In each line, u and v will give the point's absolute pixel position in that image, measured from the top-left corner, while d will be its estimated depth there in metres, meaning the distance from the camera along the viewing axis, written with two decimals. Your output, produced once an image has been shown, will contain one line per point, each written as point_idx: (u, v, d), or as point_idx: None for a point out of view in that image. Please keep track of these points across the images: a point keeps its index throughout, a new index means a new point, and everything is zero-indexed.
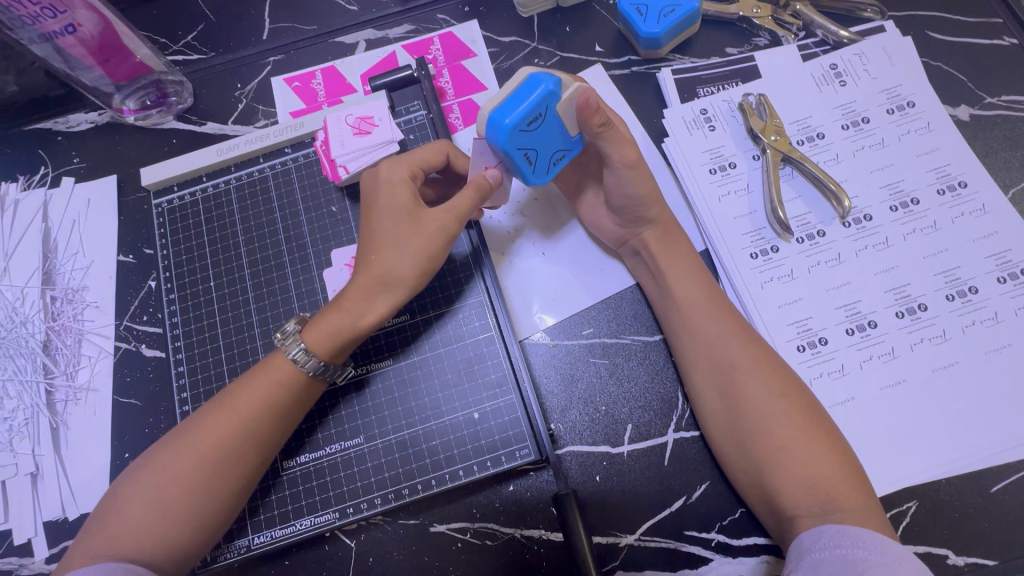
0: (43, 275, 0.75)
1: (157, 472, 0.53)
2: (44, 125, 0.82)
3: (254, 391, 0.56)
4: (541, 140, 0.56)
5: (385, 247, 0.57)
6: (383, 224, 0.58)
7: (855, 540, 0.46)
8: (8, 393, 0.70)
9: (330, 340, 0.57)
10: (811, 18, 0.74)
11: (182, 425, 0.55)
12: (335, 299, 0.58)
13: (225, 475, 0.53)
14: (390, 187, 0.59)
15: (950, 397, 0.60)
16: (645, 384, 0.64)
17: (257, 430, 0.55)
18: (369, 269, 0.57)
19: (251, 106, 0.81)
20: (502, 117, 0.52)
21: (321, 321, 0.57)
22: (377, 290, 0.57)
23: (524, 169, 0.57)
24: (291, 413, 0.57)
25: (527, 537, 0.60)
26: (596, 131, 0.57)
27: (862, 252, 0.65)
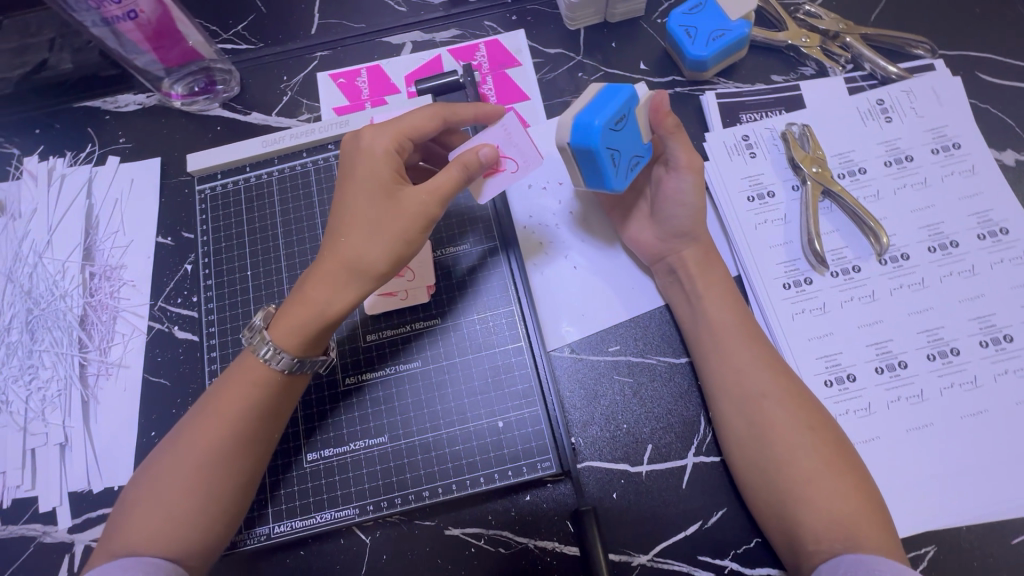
0: (83, 250, 0.77)
1: (158, 475, 0.54)
2: (93, 103, 0.84)
3: (235, 387, 0.56)
4: (623, 141, 0.59)
5: (364, 233, 0.56)
6: (365, 210, 0.57)
7: (870, 568, 0.46)
8: (43, 363, 0.72)
9: (294, 334, 0.56)
10: (860, 51, 0.74)
11: (176, 429, 0.56)
12: (302, 289, 0.58)
13: (220, 469, 0.54)
14: (374, 171, 0.58)
15: (976, 445, 0.59)
16: (667, 405, 0.64)
17: (247, 425, 0.55)
18: (342, 254, 0.57)
19: (296, 99, 0.83)
20: (592, 120, 0.55)
21: (287, 314, 0.57)
22: (351, 276, 0.56)
23: (610, 172, 0.59)
24: (277, 405, 0.58)
25: (540, 548, 0.60)
26: (670, 132, 0.62)
27: (897, 290, 0.65)
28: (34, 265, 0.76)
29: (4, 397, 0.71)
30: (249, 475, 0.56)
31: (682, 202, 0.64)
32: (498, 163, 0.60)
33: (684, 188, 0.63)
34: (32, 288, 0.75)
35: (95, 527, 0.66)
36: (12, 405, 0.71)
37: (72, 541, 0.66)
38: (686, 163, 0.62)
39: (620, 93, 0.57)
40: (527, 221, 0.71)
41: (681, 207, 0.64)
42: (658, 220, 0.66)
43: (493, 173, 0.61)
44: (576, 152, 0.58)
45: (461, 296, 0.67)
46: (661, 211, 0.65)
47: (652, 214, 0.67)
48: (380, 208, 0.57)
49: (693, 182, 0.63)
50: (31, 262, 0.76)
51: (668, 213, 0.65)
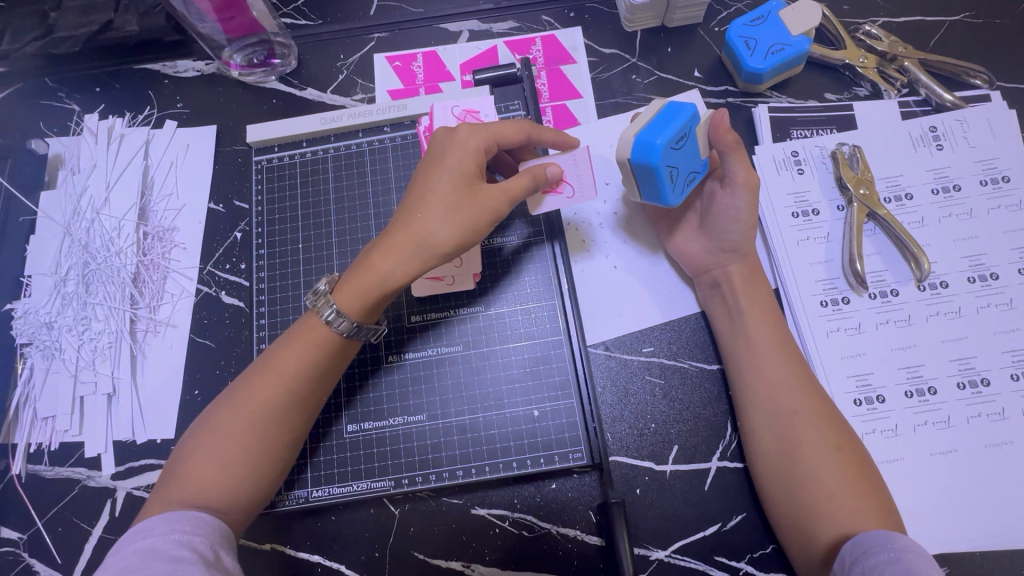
0: (138, 210, 0.79)
1: (217, 430, 0.56)
2: (154, 67, 0.86)
3: (295, 352, 0.58)
4: (682, 160, 0.60)
5: (435, 219, 0.58)
6: (437, 196, 0.59)
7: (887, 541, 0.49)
8: (96, 315, 0.75)
9: (356, 300, 0.58)
10: (917, 76, 0.74)
11: (234, 386, 0.58)
12: (365, 260, 0.59)
13: (275, 430, 0.56)
14: (457, 166, 0.60)
15: (998, 475, 0.61)
16: (696, 409, 0.66)
17: (303, 393, 0.58)
18: (411, 232, 0.58)
19: (352, 79, 0.84)
20: (653, 139, 0.56)
21: (351, 281, 0.59)
22: (415, 254, 0.58)
23: (668, 187, 0.60)
24: (329, 371, 0.60)
25: (562, 535, 0.63)
26: (730, 149, 0.62)
27: (932, 317, 0.66)
28: (91, 220, 0.78)
29: (57, 344, 0.74)
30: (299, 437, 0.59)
31: (734, 219, 0.64)
32: (558, 182, 0.64)
33: (740, 205, 0.64)
34: (88, 242, 0.78)
35: (138, 475, 0.70)
36: (65, 353, 0.74)
37: (114, 487, 0.69)
38: (743, 180, 0.63)
39: (681, 112, 0.59)
40: (571, 219, 0.73)
41: (733, 223, 0.64)
42: (708, 234, 0.67)
43: (551, 192, 0.65)
44: (636, 168, 0.59)
45: (504, 286, 0.69)
46: (713, 225, 0.66)
47: (702, 226, 0.67)
48: (453, 197, 0.58)
49: (748, 200, 0.63)
50: (88, 217, 0.79)
51: (718, 227, 0.65)
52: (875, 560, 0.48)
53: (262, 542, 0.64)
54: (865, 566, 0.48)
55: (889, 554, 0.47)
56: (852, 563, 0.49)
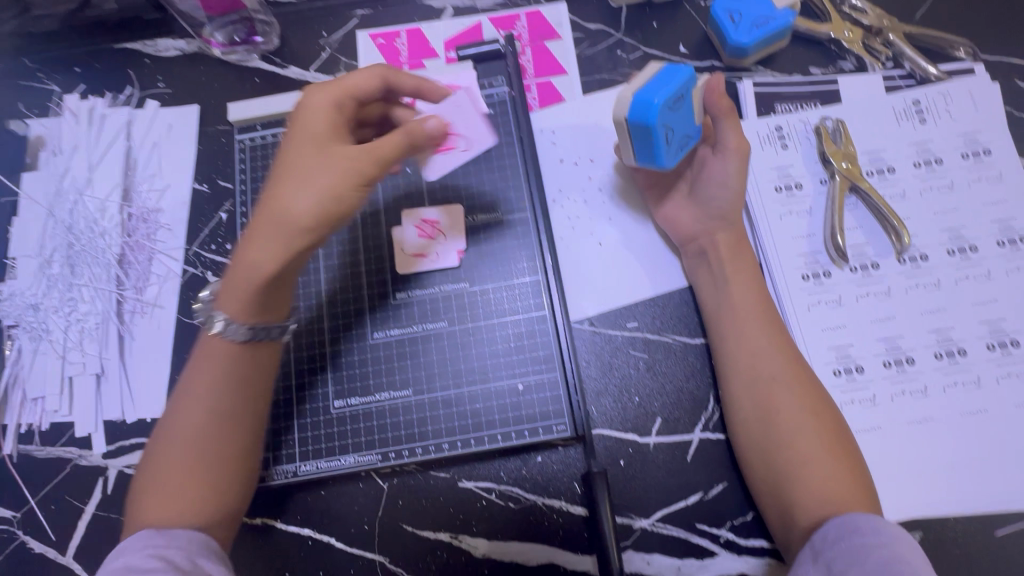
0: (122, 191, 0.79)
1: (160, 459, 0.54)
2: (134, 46, 0.84)
3: (206, 364, 0.56)
4: (678, 122, 0.61)
5: (297, 186, 0.53)
6: (295, 164, 0.54)
7: (877, 526, 0.50)
8: (82, 297, 0.75)
9: (236, 296, 0.54)
10: (901, 49, 0.74)
11: (164, 415, 0.57)
12: (237, 255, 0.55)
13: (219, 442, 0.55)
14: (315, 131, 0.56)
15: (972, 442, 0.62)
16: (679, 382, 0.67)
17: (222, 390, 0.56)
18: (270, 213, 0.53)
19: (335, 57, 0.83)
20: (652, 97, 0.57)
21: (229, 284, 0.55)
22: (276, 234, 0.52)
23: (662, 148, 0.60)
24: (249, 371, 0.57)
25: (548, 506, 0.64)
26: (722, 114, 0.64)
27: (912, 289, 0.67)
28: (74, 202, 0.78)
29: (44, 326, 0.74)
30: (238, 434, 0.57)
31: (723, 185, 0.66)
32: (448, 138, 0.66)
33: (729, 171, 0.65)
34: (72, 224, 0.77)
35: (129, 454, 0.70)
36: (52, 334, 0.74)
37: (106, 465, 0.70)
38: (734, 146, 0.65)
39: (679, 73, 0.59)
40: (555, 195, 0.73)
41: (722, 188, 0.66)
42: (698, 200, 0.68)
43: (444, 149, 0.66)
44: (633, 127, 0.59)
45: (489, 262, 0.69)
46: (702, 192, 0.68)
47: (691, 194, 0.69)
48: (315, 162, 0.54)
49: (737, 167, 0.65)
50: (72, 198, 0.78)
51: (709, 195, 0.67)
52: (863, 541, 0.49)
53: (252, 516, 0.65)
54: (850, 543, 0.49)
55: (881, 539, 0.48)
56: (838, 537, 0.50)
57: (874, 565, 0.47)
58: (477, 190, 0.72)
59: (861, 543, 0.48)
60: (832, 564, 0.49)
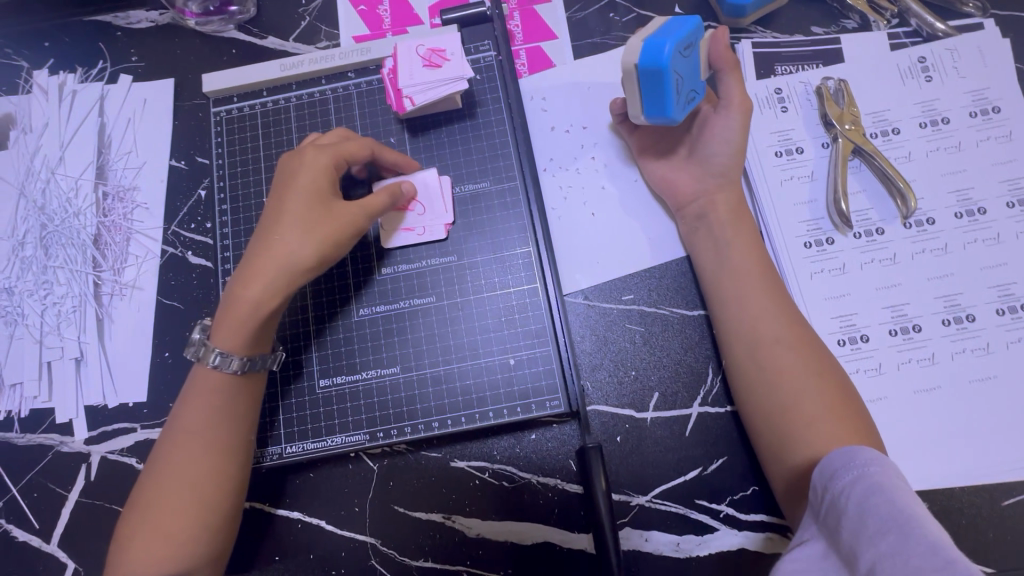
0: (96, 169, 0.76)
1: (149, 507, 0.54)
2: (104, 18, 0.81)
3: (196, 409, 0.56)
4: (688, 72, 0.57)
5: (298, 241, 0.56)
6: (295, 217, 0.57)
7: (857, 458, 0.47)
8: (58, 280, 0.72)
9: (228, 332, 0.56)
10: (908, 5, 0.70)
11: (151, 463, 0.56)
12: (232, 295, 0.57)
13: (207, 485, 0.54)
14: (309, 185, 0.58)
15: (980, 410, 0.60)
16: (677, 355, 0.65)
17: (216, 435, 0.55)
18: (273, 253, 0.56)
19: (314, 25, 0.79)
20: (664, 40, 0.54)
21: (225, 320, 0.56)
22: (279, 273, 0.56)
23: (674, 98, 0.57)
24: (239, 411, 0.57)
25: (543, 484, 0.62)
26: (730, 67, 0.62)
27: (918, 255, 0.64)
28: (47, 181, 0.75)
29: (20, 310, 0.72)
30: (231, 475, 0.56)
31: (725, 141, 0.63)
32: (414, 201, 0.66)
33: (733, 128, 0.62)
34: (45, 204, 0.74)
35: (112, 439, 0.68)
36: (28, 319, 0.72)
37: (88, 452, 0.68)
38: (737, 103, 0.62)
39: (688, 22, 0.56)
40: (546, 165, 0.70)
41: (725, 144, 0.63)
42: (698, 161, 0.65)
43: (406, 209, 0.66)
44: (643, 75, 0.56)
45: (477, 235, 0.66)
46: (703, 149, 0.64)
47: (692, 155, 0.65)
48: (313, 216, 0.57)
49: (740, 122, 0.62)
50: (44, 177, 0.75)
51: (710, 151, 0.64)
52: (842, 484, 0.46)
53: None
54: (836, 489, 0.47)
55: (853, 473, 0.46)
56: (822, 489, 0.48)
57: (852, 505, 0.44)
58: (464, 161, 0.69)
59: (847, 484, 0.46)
60: (825, 520, 0.46)
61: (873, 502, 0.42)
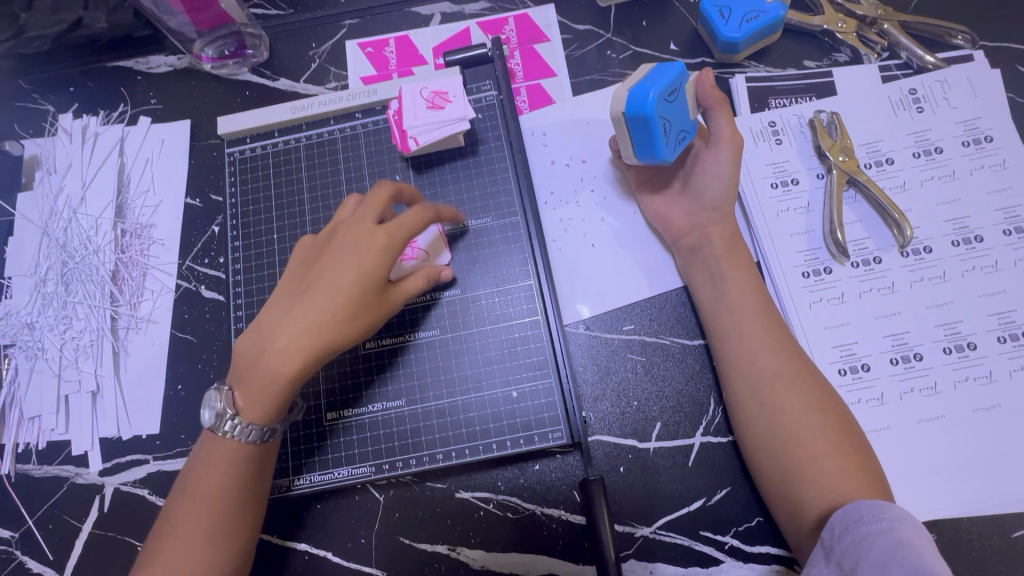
0: (115, 208, 0.79)
1: (157, 557, 0.54)
2: (126, 64, 0.85)
3: (215, 465, 0.56)
4: (674, 114, 0.60)
5: (330, 318, 0.55)
6: (331, 288, 0.56)
7: (881, 511, 0.48)
8: (77, 314, 0.75)
9: (256, 403, 0.56)
10: (897, 38, 0.72)
11: (167, 510, 0.57)
12: (267, 368, 0.55)
13: (218, 542, 0.55)
14: (351, 251, 0.57)
15: (985, 439, 0.60)
16: (679, 385, 0.65)
17: (231, 491, 0.56)
18: (314, 333, 0.55)
19: (324, 67, 0.83)
20: (648, 90, 0.56)
21: (255, 393, 0.56)
22: (318, 357, 0.56)
23: (662, 142, 0.59)
24: (257, 469, 0.58)
25: (547, 515, 0.63)
26: (717, 105, 0.63)
27: (917, 283, 0.65)
28: (68, 220, 0.78)
29: (40, 345, 0.74)
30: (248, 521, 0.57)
31: (717, 175, 0.64)
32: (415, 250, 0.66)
33: (723, 161, 0.64)
34: (66, 241, 0.78)
35: (124, 471, 0.70)
36: (47, 353, 0.74)
37: (102, 483, 0.70)
38: (728, 138, 0.63)
39: (671, 68, 0.59)
40: (547, 199, 0.72)
41: (717, 178, 0.64)
42: (691, 195, 0.66)
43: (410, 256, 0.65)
44: (630, 122, 0.58)
45: (480, 269, 0.68)
46: (696, 183, 0.66)
47: (685, 189, 0.67)
48: (348, 289, 0.56)
49: (731, 156, 0.64)
50: (66, 216, 0.79)
51: (702, 186, 0.66)
52: (866, 531, 0.47)
53: None
54: (857, 534, 0.48)
55: (881, 525, 0.47)
56: (843, 531, 0.49)
57: (876, 552, 0.45)
58: (467, 196, 0.71)
59: (868, 530, 0.47)
60: (841, 560, 0.48)
61: (901, 554, 0.44)
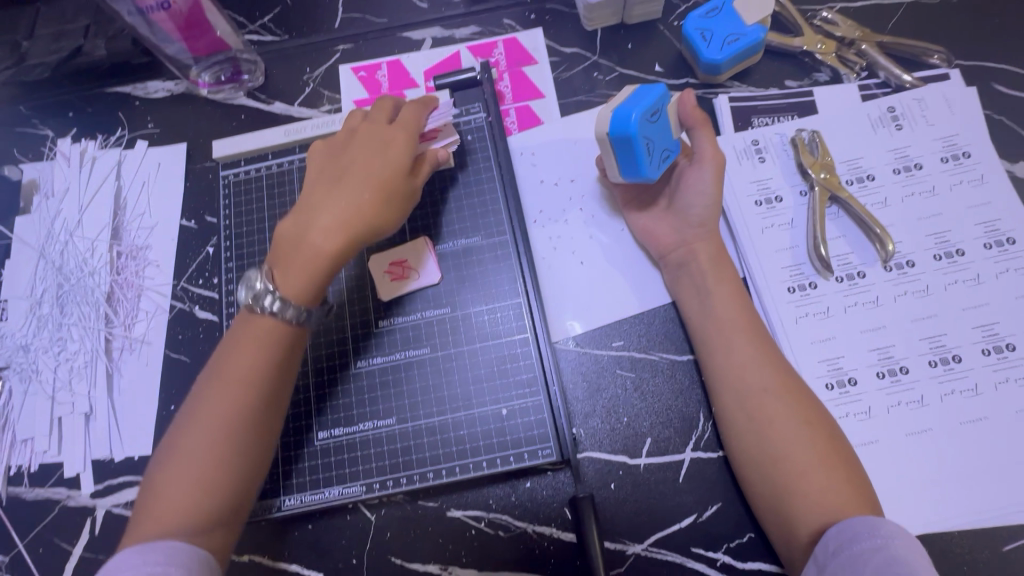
0: (111, 231, 0.80)
1: (184, 457, 0.54)
2: (124, 89, 0.87)
3: (243, 360, 0.57)
4: (657, 134, 0.61)
5: (374, 193, 0.61)
6: (373, 165, 0.62)
7: (875, 527, 0.49)
8: (72, 336, 0.76)
9: (301, 276, 0.58)
10: (875, 59, 0.74)
11: (189, 412, 0.56)
12: (318, 221, 0.59)
13: (246, 439, 0.55)
14: (385, 154, 0.63)
15: (974, 452, 0.60)
16: (668, 401, 0.66)
17: (258, 387, 0.56)
18: (364, 195, 0.60)
19: (318, 91, 0.85)
20: (630, 111, 0.58)
21: (302, 259, 0.58)
22: (361, 234, 0.60)
23: (646, 160, 0.61)
24: (285, 364, 0.59)
25: (538, 533, 0.63)
26: (699, 125, 0.65)
27: (901, 297, 0.66)
28: (65, 243, 0.80)
29: (34, 367, 0.75)
30: (264, 430, 0.57)
31: (700, 193, 0.66)
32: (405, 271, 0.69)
33: (705, 180, 0.65)
34: (63, 264, 0.79)
35: (115, 493, 0.70)
36: (42, 375, 0.75)
37: (93, 506, 0.70)
38: (710, 156, 0.65)
39: (653, 90, 0.61)
40: (535, 218, 0.73)
41: (700, 197, 0.66)
42: (675, 213, 0.68)
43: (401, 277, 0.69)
44: (615, 141, 0.60)
45: (470, 287, 0.69)
46: (680, 201, 0.67)
47: (670, 207, 0.68)
48: (382, 178, 0.62)
49: (713, 174, 0.65)
50: (63, 239, 0.80)
51: (686, 204, 0.67)
52: (860, 549, 0.48)
53: (240, 554, 0.64)
54: (852, 552, 0.48)
55: (878, 543, 0.48)
56: (838, 548, 0.49)
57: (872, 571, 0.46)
58: (457, 216, 0.72)
59: (862, 547, 0.48)
60: None
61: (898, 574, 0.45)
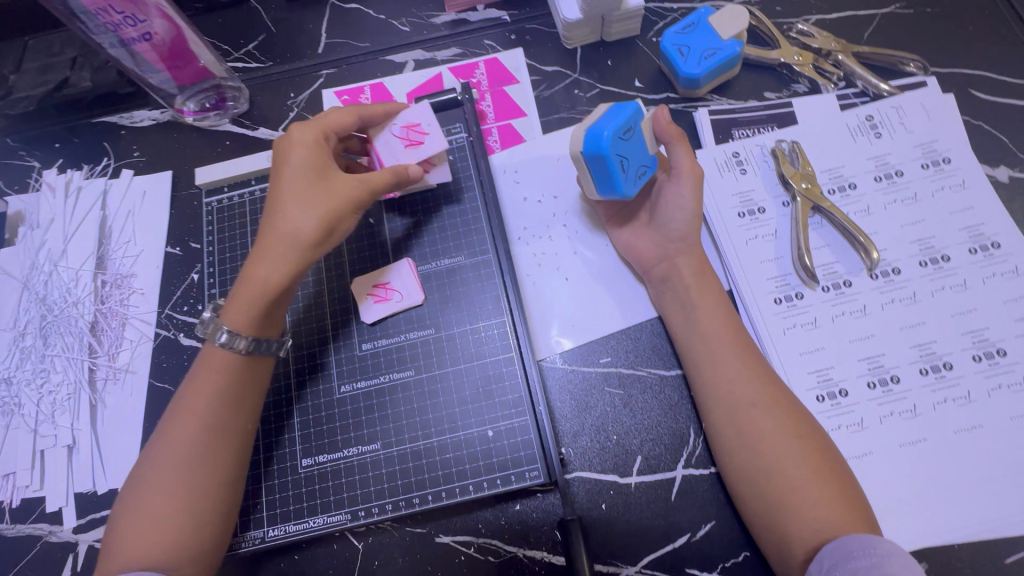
0: (96, 260, 0.80)
1: (147, 488, 0.55)
2: (110, 119, 0.87)
3: (201, 390, 0.58)
4: (632, 151, 0.62)
5: (295, 207, 0.60)
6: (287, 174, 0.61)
7: (869, 544, 0.48)
8: (55, 368, 0.75)
9: (236, 309, 0.59)
10: (852, 69, 0.75)
11: (153, 444, 0.57)
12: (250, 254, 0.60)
13: (205, 469, 0.56)
14: (302, 160, 0.61)
15: (970, 462, 0.59)
16: (658, 417, 0.65)
17: (216, 417, 0.57)
18: (284, 216, 0.60)
19: (302, 115, 0.85)
20: (601, 130, 0.59)
21: (239, 295, 0.60)
22: (287, 250, 0.59)
23: (620, 178, 0.61)
24: (243, 393, 0.59)
25: (529, 557, 0.61)
26: (674, 139, 0.65)
27: (888, 305, 0.65)
28: (49, 274, 0.79)
29: (17, 400, 0.74)
30: (226, 460, 0.57)
31: (681, 207, 0.65)
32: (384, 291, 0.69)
33: (684, 194, 0.65)
34: (46, 295, 0.78)
35: (99, 528, 0.68)
36: (24, 408, 0.74)
37: (76, 541, 0.68)
38: (687, 170, 0.65)
39: (625, 108, 0.61)
40: (519, 235, 0.73)
41: (679, 210, 0.66)
42: (657, 227, 0.67)
43: (380, 299, 0.69)
44: (589, 159, 0.61)
45: (455, 307, 0.69)
46: (661, 215, 0.67)
47: (652, 222, 0.68)
48: (300, 186, 0.61)
49: (692, 188, 0.65)
50: (47, 270, 0.80)
51: (667, 218, 0.67)
52: (855, 565, 0.47)
53: None
54: (847, 570, 0.47)
55: (872, 560, 0.47)
56: (832, 566, 0.48)
57: None
58: (440, 236, 0.72)
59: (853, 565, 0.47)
60: None
61: None
